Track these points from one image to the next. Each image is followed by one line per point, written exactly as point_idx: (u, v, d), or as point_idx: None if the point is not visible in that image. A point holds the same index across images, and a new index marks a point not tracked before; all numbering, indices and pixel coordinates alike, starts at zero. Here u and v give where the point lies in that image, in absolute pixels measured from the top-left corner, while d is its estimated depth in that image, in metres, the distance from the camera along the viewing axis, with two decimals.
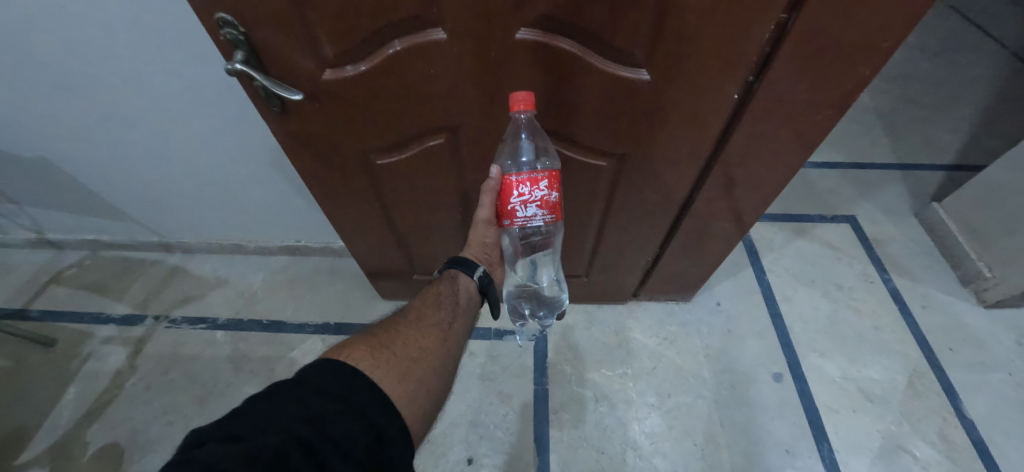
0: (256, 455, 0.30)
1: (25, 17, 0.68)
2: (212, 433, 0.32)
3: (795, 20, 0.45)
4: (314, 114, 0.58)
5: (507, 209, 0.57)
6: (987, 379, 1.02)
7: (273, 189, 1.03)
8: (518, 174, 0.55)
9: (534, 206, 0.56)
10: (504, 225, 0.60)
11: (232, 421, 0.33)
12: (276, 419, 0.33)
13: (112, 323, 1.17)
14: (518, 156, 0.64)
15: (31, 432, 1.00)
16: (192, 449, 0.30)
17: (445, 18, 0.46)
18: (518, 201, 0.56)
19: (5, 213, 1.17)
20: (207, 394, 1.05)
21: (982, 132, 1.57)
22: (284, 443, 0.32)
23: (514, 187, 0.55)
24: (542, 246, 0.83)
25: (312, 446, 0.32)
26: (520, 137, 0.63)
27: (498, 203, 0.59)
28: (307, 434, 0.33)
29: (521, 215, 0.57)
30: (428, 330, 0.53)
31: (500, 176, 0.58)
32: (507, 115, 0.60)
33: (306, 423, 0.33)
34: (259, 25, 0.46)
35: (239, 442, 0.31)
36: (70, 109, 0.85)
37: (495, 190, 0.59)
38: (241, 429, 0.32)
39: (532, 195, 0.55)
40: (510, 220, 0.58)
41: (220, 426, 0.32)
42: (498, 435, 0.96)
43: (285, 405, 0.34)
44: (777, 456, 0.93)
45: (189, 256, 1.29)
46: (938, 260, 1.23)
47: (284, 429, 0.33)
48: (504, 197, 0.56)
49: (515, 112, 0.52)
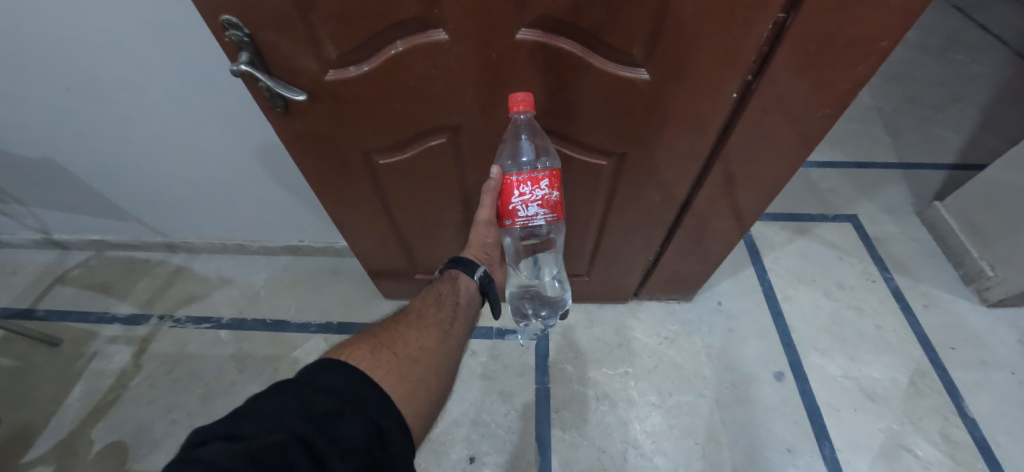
0: (259, 452, 0.30)
1: (31, 18, 0.69)
2: (214, 432, 0.32)
3: (794, 19, 0.45)
4: (317, 114, 0.59)
5: (508, 209, 0.58)
6: (989, 378, 1.02)
7: (276, 189, 1.04)
8: (518, 174, 0.56)
9: (535, 205, 0.57)
10: (505, 225, 0.60)
11: (234, 420, 0.34)
12: (278, 418, 0.34)
13: (117, 322, 1.18)
14: (518, 157, 0.65)
15: (36, 430, 1.00)
16: (194, 449, 0.30)
17: (446, 20, 0.47)
18: (519, 200, 0.56)
19: (12, 214, 1.18)
20: (211, 393, 1.06)
21: (984, 131, 1.57)
22: (286, 441, 0.32)
23: (514, 187, 0.56)
24: (544, 246, 0.83)
25: (314, 445, 0.33)
26: (521, 137, 0.64)
27: (499, 204, 0.59)
28: (308, 433, 0.33)
29: (522, 215, 0.58)
30: (428, 330, 0.53)
31: (500, 176, 0.59)
32: (506, 116, 0.60)
33: (307, 423, 0.34)
34: (264, 27, 0.47)
35: (242, 441, 0.31)
36: (75, 110, 0.86)
37: (496, 190, 0.60)
38: (243, 428, 0.32)
39: (532, 194, 0.56)
40: (511, 220, 0.58)
41: (221, 426, 0.33)
42: (500, 434, 0.97)
43: (286, 404, 0.35)
44: (778, 455, 0.93)
45: (193, 256, 1.30)
46: (939, 259, 1.23)
47: (286, 428, 0.33)
48: (505, 197, 0.57)
49: (514, 113, 0.53)
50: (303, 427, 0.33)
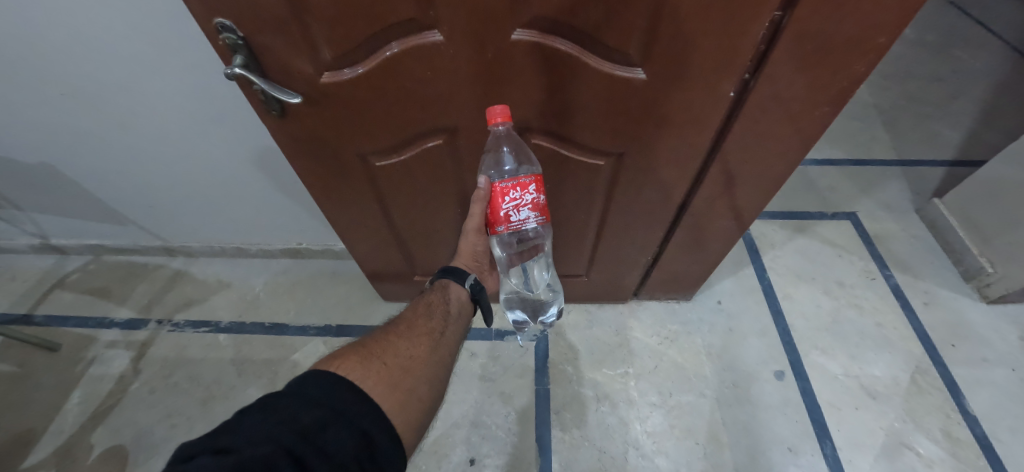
0: (245, 465, 0.30)
1: (27, 24, 0.68)
2: (200, 447, 0.32)
3: (790, 17, 0.45)
4: (313, 117, 0.59)
5: (499, 215, 0.57)
6: (990, 374, 1.02)
7: (274, 192, 1.03)
8: (505, 180, 0.56)
9: (526, 209, 0.57)
10: (497, 232, 0.59)
11: (221, 434, 0.33)
12: (266, 431, 0.33)
13: (116, 327, 1.18)
14: (501, 166, 0.66)
15: (35, 436, 1.00)
16: (182, 464, 0.30)
17: (441, 21, 0.47)
18: (510, 205, 0.56)
19: (10, 220, 1.18)
20: (210, 397, 1.05)
21: (983, 127, 1.57)
22: (272, 453, 0.32)
23: (502, 193, 0.55)
24: (533, 252, 0.83)
25: (302, 457, 0.33)
26: (502, 146, 0.66)
27: (489, 211, 0.59)
28: (295, 444, 0.33)
29: (515, 220, 0.57)
30: (419, 339, 0.52)
31: (488, 185, 0.59)
32: (484, 128, 0.62)
33: (296, 434, 0.34)
34: (258, 30, 0.46)
35: (229, 454, 0.31)
36: (72, 115, 0.85)
37: (485, 198, 0.60)
38: (230, 443, 0.32)
39: (522, 199, 0.56)
40: (504, 226, 0.58)
41: (208, 441, 0.32)
42: (500, 436, 0.97)
43: (273, 417, 0.35)
44: (780, 454, 0.93)
45: (192, 260, 1.30)
46: (939, 256, 1.23)
47: (272, 440, 0.33)
48: (495, 203, 0.56)
49: (493, 126, 0.53)
50: (291, 440, 0.33)
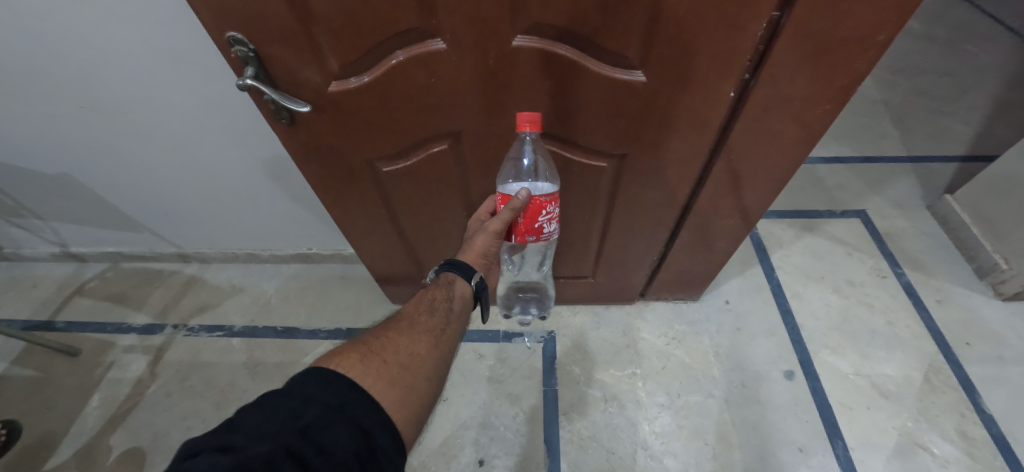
0: (248, 463, 0.31)
1: (49, 43, 0.72)
2: (206, 444, 0.33)
3: (788, 17, 0.46)
4: (321, 125, 0.60)
5: (532, 227, 0.61)
6: (1006, 372, 1.00)
7: (285, 199, 1.06)
8: (542, 194, 0.60)
9: (555, 221, 0.63)
10: (524, 240, 0.63)
11: (226, 432, 0.35)
12: (266, 429, 0.35)
13: (134, 332, 1.21)
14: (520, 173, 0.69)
15: (56, 439, 1.02)
16: (186, 461, 0.32)
17: (443, 29, 0.48)
18: (545, 218, 0.61)
19: (32, 229, 1.23)
20: (223, 399, 1.07)
21: (996, 122, 1.54)
22: (274, 453, 0.33)
23: (541, 207, 0.59)
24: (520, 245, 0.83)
25: (302, 454, 0.34)
26: (523, 155, 0.68)
27: (522, 221, 0.61)
28: (296, 443, 0.34)
29: (545, 231, 0.63)
30: (419, 336, 0.52)
31: (526, 196, 0.59)
32: (486, 135, 0.64)
33: (295, 433, 0.35)
34: (268, 42, 0.48)
35: (232, 452, 0.32)
36: (90, 126, 0.88)
37: (520, 209, 0.59)
38: (233, 441, 0.34)
39: (555, 212, 0.61)
40: (536, 236, 0.62)
41: (214, 437, 0.34)
42: (508, 437, 0.97)
43: (275, 415, 0.36)
44: (790, 455, 0.92)
45: (205, 266, 1.33)
46: (952, 253, 1.21)
47: (273, 438, 0.34)
48: (532, 216, 0.60)
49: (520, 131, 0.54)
50: (291, 438, 0.34)
